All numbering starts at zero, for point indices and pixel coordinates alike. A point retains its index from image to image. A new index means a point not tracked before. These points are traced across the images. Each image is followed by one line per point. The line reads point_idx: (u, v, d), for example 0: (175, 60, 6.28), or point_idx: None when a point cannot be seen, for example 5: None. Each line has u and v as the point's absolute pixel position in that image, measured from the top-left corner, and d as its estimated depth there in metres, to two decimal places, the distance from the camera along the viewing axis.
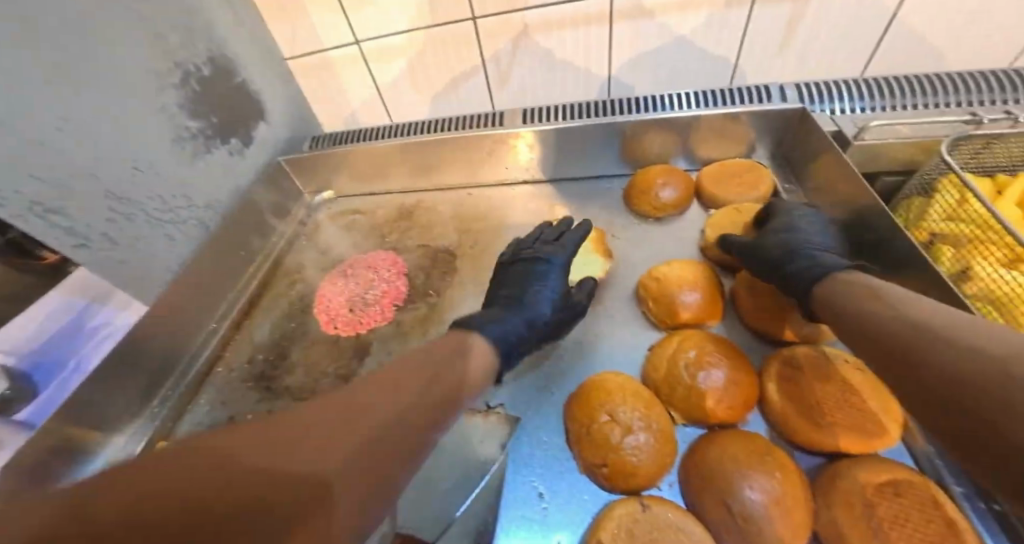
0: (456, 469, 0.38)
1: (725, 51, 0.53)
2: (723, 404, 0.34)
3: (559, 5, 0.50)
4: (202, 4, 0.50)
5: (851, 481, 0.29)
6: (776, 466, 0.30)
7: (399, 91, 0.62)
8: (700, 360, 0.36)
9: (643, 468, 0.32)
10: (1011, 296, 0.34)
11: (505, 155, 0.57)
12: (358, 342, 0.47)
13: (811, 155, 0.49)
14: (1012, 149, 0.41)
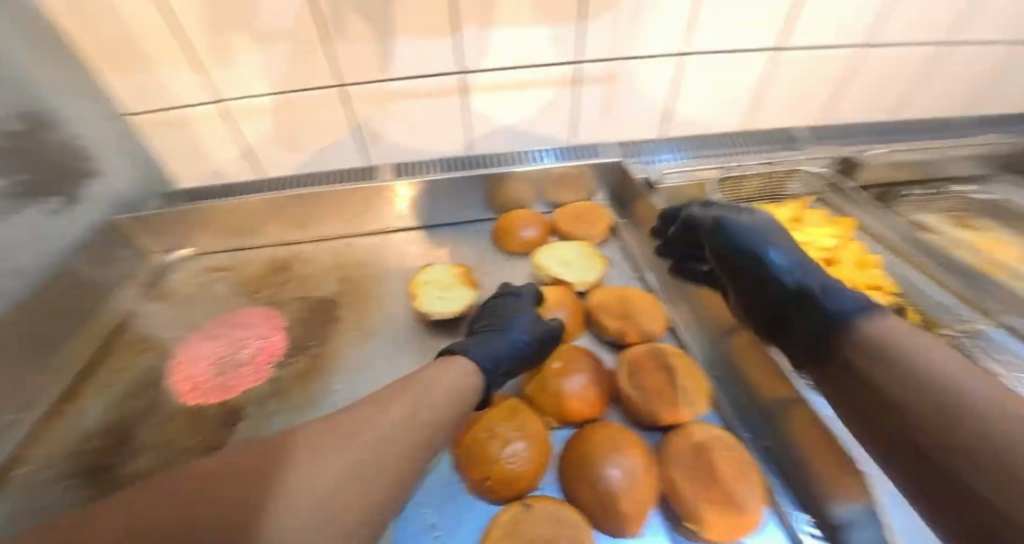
0: None
1: (556, 119, 0.68)
2: (585, 404, 0.40)
3: (417, 80, 0.60)
4: (10, 56, 0.46)
5: (679, 446, 0.36)
6: (628, 446, 0.36)
7: (267, 148, 0.61)
8: (564, 369, 0.41)
9: (525, 473, 0.35)
10: None
11: (384, 205, 0.60)
12: (226, 407, 0.42)
13: (631, 198, 0.61)
14: (751, 185, 0.60)
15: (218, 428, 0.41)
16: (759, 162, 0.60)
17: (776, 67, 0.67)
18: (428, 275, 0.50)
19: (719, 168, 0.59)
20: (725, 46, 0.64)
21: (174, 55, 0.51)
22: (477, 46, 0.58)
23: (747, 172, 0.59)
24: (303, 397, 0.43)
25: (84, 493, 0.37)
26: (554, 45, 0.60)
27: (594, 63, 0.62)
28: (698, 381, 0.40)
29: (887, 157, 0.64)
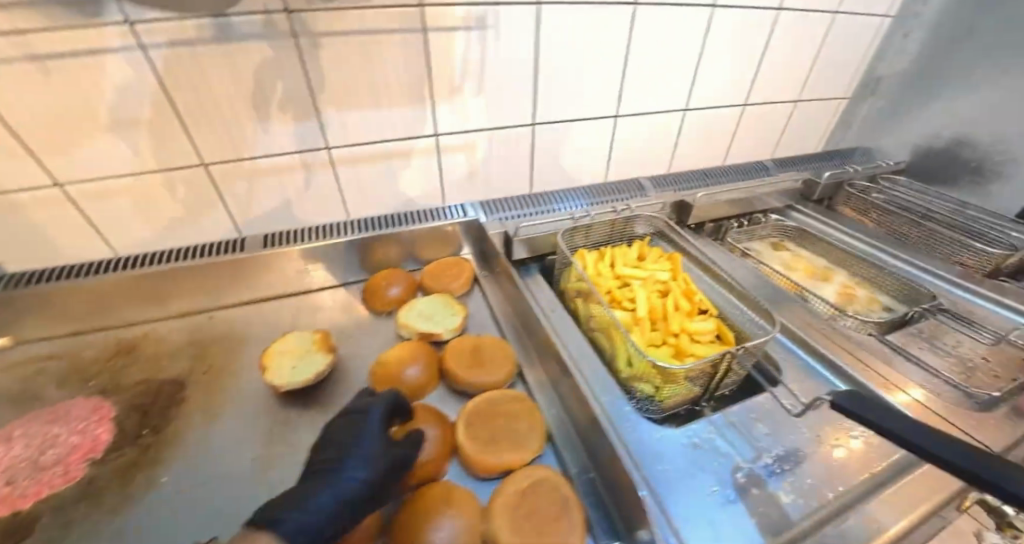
0: None
1: (429, 183, 0.74)
2: (421, 465, 0.38)
3: (285, 155, 0.62)
4: None
5: (508, 495, 0.35)
6: (456, 504, 0.35)
7: (121, 226, 0.59)
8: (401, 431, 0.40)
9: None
10: (605, 327, 0.54)
11: (250, 276, 0.60)
12: (17, 521, 0.37)
13: (493, 253, 0.65)
14: (596, 232, 0.68)
15: None
16: (605, 213, 0.68)
17: (618, 128, 0.83)
18: (285, 343, 0.50)
19: (566, 221, 0.67)
20: (570, 116, 0.77)
21: (7, 148, 0.49)
22: (342, 123, 0.63)
23: (591, 222, 0.67)
24: (119, 496, 0.39)
25: None
26: (419, 119, 0.67)
27: (455, 135, 0.71)
28: (533, 424, 0.41)
29: (708, 200, 0.79)
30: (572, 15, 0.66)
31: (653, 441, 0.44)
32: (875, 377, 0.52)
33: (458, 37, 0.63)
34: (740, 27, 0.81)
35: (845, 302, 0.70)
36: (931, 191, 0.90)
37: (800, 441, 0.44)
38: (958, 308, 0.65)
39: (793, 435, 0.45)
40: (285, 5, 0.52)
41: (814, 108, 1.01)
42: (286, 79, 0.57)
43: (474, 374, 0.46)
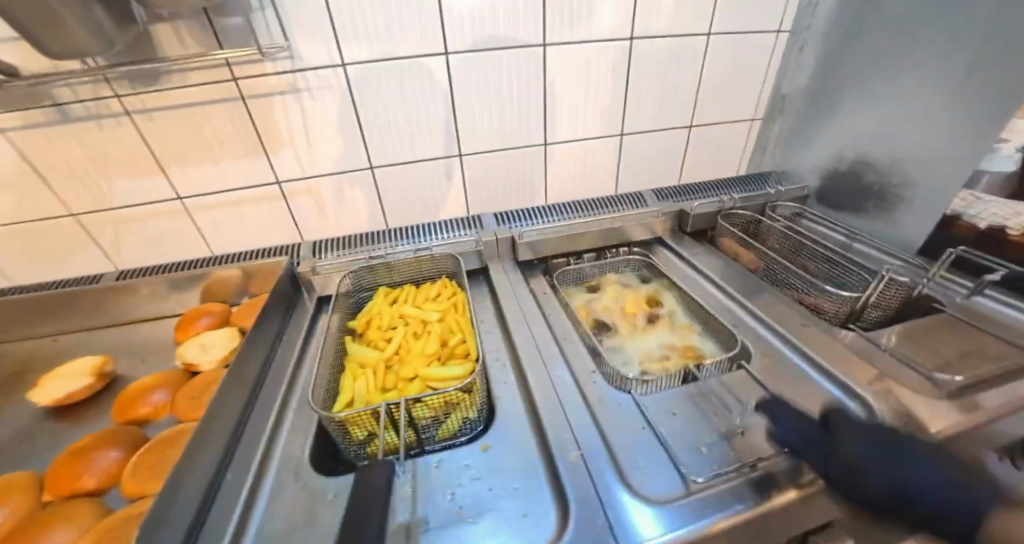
0: None
1: (282, 223, 0.83)
2: (87, 482, 0.44)
3: (140, 206, 0.75)
4: None
5: (116, 516, 0.40)
6: (79, 521, 0.40)
7: (16, 262, 0.75)
8: (94, 450, 0.47)
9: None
10: (349, 366, 0.58)
11: (94, 306, 0.71)
12: None
13: (304, 287, 0.73)
14: (403, 269, 0.73)
15: None
16: (408, 252, 0.74)
17: (468, 166, 0.87)
18: (69, 365, 0.59)
19: (368, 257, 0.74)
20: (412, 158, 0.83)
21: None
22: (188, 177, 0.74)
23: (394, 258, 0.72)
24: None
25: None
26: (257, 169, 0.76)
27: (296, 181, 0.79)
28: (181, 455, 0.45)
29: (539, 235, 0.78)
30: (387, 73, 0.73)
31: (310, 490, 0.43)
32: (600, 433, 0.45)
33: (279, 101, 0.71)
34: (588, 61, 0.81)
35: (648, 361, 0.62)
36: (818, 231, 0.85)
37: (497, 500, 0.40)
38: (766, 360, 0.56)
39: (478, 496, 0.41)
40: (116, 92, 0.65)
41: (710, 131, 0.97)
42: (129, 146, 0.69)
43: (191, 405, 0.52)
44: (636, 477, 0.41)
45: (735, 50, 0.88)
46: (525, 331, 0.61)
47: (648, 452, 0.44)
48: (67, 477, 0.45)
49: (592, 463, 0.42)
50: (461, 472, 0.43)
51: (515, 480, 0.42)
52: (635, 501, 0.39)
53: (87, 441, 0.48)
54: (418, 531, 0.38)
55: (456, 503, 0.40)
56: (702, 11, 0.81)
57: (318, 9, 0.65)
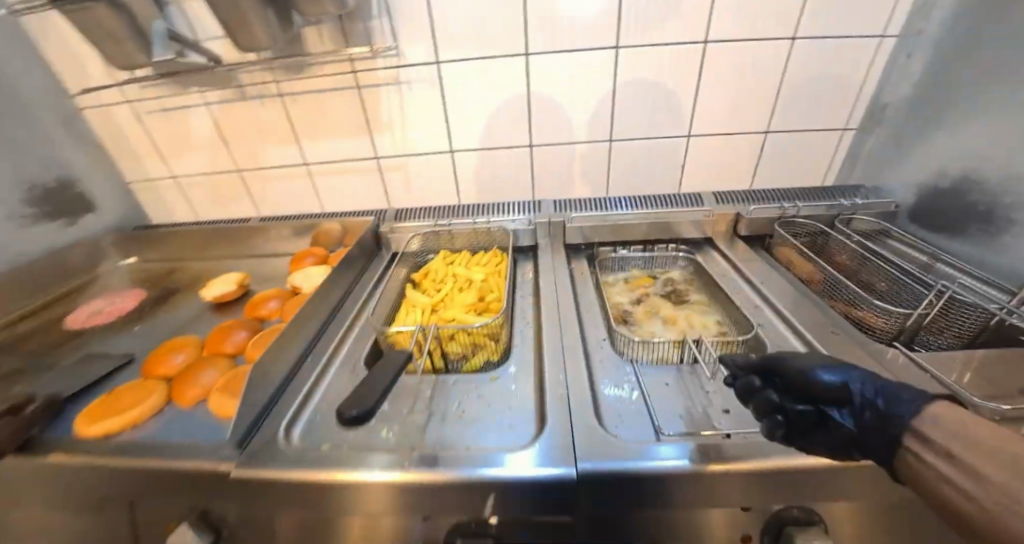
0: (67, 376, 0.60)
1: (376, 192, 1.01)
2: (227, 347, 0.63)
3: (280, 169, 0.97)
4: (63, 154, 0.87)
5: (242, 370, 0.57)
6: (221, 371, 0.59)
7: (198, 204, 1.01)
8: (233, 330, 0.66)
9: (136, 408, 0.53)
10: (403, 305, 0.72)
11: (242, 240, 0.94)
12: (72, 333, 0.71)
13: (383, 244, 0.89)
14: (462, 238, 0.85)
15: (60, 341, 0.70)
16: (468, 224, 0.85)
17: (534, 157, 0.95)
18: (223, 278, 0.80)
19: (435, 224, 0.88)
20: (485, 145, 0.93)
21: (153, 156, 0.94)
22: (314, 148, 0.95)
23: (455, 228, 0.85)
24: (113, 327, 0.72)
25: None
26: (362, 145, 0.94)
27: (392, 157, 0.96)
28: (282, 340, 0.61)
29: (585, 222, 0.85)
30: (470, 70, 0.85)
31: None
32: (589, 383, 0.52)
33: (384, 90, 0.88)
34: (657, 62, 0.84)
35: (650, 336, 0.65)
36: (904, 251, 0.77)
37: (493, 415, 0.49)
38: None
39: (485, 410, 0.50)
40: (275, 80, 0.87)
41: (790, 139, 0.92)
42: (278, 122, 0.92)
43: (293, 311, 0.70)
44: (614, 421, 0.47)
45: (825, 55, 0.83)
46: (551, 300, 0.68)
47: (632, 407, 0.49)
48: (216, 343, 0.64)
49: (586, 403, 0.49)
50: (475, 392, 0.53)
51: (517, 405, 0.51)
52: (616, 437, 0.45)
53: (230, 324, 0.68)
54: (435, 423, 0.49)
55: (460, 411, 0.50)
56: (787, 15, 0.79)
57: (422, 15, 0.80)
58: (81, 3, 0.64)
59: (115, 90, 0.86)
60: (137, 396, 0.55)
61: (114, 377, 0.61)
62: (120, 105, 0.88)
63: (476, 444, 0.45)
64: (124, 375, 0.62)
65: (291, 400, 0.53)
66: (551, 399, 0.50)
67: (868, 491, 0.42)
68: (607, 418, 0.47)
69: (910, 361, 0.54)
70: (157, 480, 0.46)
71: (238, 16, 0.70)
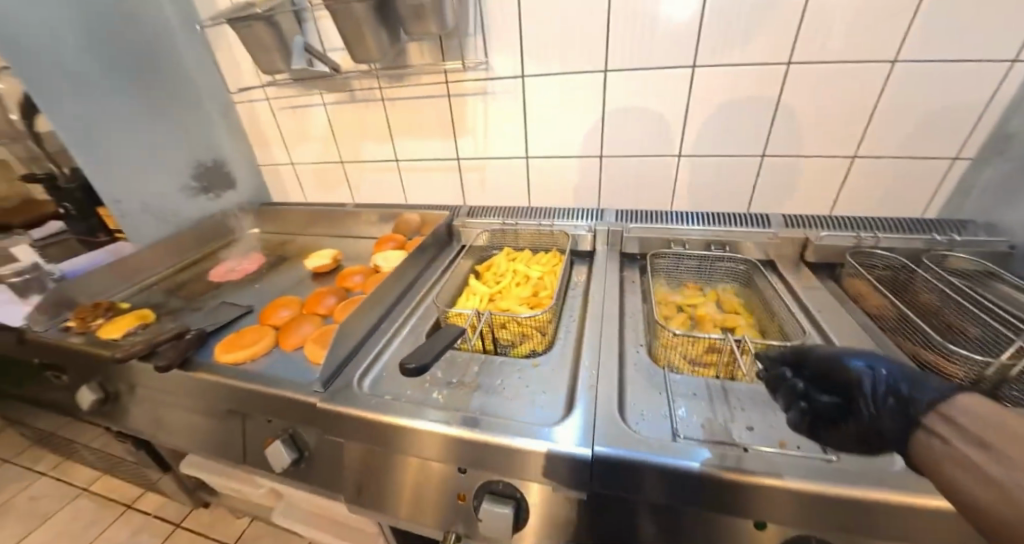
0: (208, 315, 0.78)
1: (454, 190, 1.11)
2: (321, 309, 0.77)
3: (376, 163, 1.12)
4: (218, 140, 1.10)
5: (331, 328, 0.70)
6: (316, 327, 0.72)
7: (309, 188, 1.20)
8: (327, 296, 0.79)
9: (255, 345, 0.67)
10: (463, 292, 0.81)
11: (339, 222, 1.10)
12: (212, 283, 0.91)
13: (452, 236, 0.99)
14: (524, 238, 0.92)
15: (204, 288, 0.90)
16: (534, 224, 0.92)
17: (601, 168, 0.98)
18: (323, 252, 0.96)
19: (501, 222, 0.95)
20: (556, 154, 0.98)
21: (280, 146, 1.14)
22: (405, 147, 1.08)
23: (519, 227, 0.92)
24: (240, 282, 0.91)
25: (155, 293, 0.89)
26: (446, 146, 1.05)
27: (471, 159, 1.05)
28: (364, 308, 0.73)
29: (645, 233, 0.87)
30: (551, 83, 0.91)
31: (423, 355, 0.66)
32: (619, 381, 0.56)
33: (471, 100, 0.97)
34: (738, 80, 0.83)
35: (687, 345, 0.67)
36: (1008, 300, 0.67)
37: (526, 395, 0.56)
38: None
39: (520, 392, 0.57)
40: (380, 86, 1.00)
41: (886, 165, 0.84)
42: (378, 122, 1.06)
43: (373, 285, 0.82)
44: (638, 418, 0.51)
45: (936, 77, 0.75)
46: (597, 303, 0.73)
47: (656, 407, 0.53)
48: (313, 304, 0.78)
49: (611, 400, 0.53)
50: (514, 375, 0.60)
51: (548, 392, 0.57)
52: (632, 433, 0.49)
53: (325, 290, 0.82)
54: (475, 397, 0.56)
55: (500, 387, 0.58)
56: (891, 36, 0.73)
57: (511, 36, 0.88)
58: (248, 21, 0.83)
59: (259, 91, 1.06)
60: (256, 336, 0.70)
61: (240, 320, 0.78)
62: (261, 102, 1.08)
63: (509, 417, 0.53)
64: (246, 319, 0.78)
65: (363, 359, 0.64)
66: (580, 391, 0.55)
67: (890, 533, 0.41)
68: (628, 416, 0.51)
69: None
70: (265, 401, 0.60)
71: (357, 34, 0.84)
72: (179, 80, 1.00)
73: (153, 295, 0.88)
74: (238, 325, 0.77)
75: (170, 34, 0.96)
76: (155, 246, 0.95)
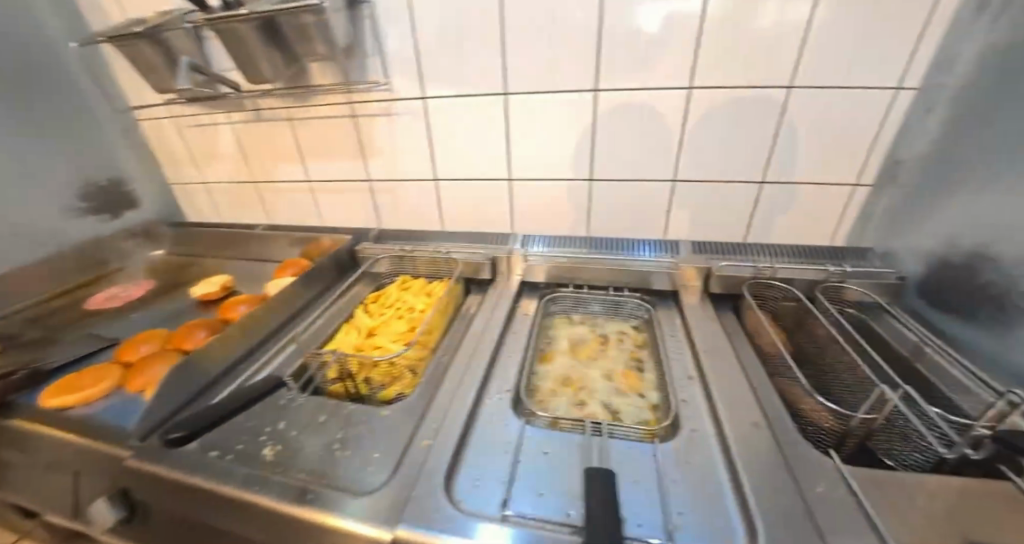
0: (58, 352, 0.71)
1: (369, 213, 1.06)
2: (185, 344, 0.71)
3: (287, 183, 1.07)
4: (115, 159, 1.03)
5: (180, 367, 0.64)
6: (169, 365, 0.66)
7: (221, 209, 1.14)
8: (196, 329, 0.73)
9: (89, 388, 0.61)
10: (344, 326, 0.76)
11: (245, 246, 1.04)
12: (83, 313, 0.84)
13: (354, 260, 0.95)
14: (426, 266, 0.87)
15: (73, 319, 0.83)
16: (429, 252, 0.88)
17: (510, 192, 0.94)
18: (213, 279, 0.89)
19: (403, 248, 0.91)
20: (466, 176, 0.94)
21: (188, 165, 1.09)
22: (316, 167, 1.03)
23: (419, 255, 0.87)
24: (113, 313, 0.84)
25: (17, 324, 0.82)
26: (356, 167, 1.01)
27: (383, 180, 1.00)
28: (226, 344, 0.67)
29: (547, 261, 0.82)
30: (455, 105, 0.87)
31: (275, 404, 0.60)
32: (460, 437, 0.51)
33: (377, 120, 0.93)
34: (639, 107, 0.80)
35: (555, 393, 0.61)
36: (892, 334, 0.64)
37: (364, 458, 0.51)
38: (683, 451, 0.49)
39: (354, 452, 0.52)
40: (285, 106, 0.96)
41: (794, 192, 0.81)
42: (286, 141, 1.01)
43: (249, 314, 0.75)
44: (464, 484, 0.46)
45: (834, 105, 0.72)
46: (478, 339, 0.68)
47: (492, 469, 0.47)
48: (178, 340, 0.71)
49: (446, 465, 0.47)
50: (356, 432, 0.55)
51: (382, 451, 0.52)
52: (452, 508, 0.42)
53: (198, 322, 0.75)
54: (302, 456, 0.52)
55: (337, 445, 0.54)
56: (786, 63, 0.71)
57: (410, 55, 0.84)
58: (130, 39, 0.78)
59: (162, 109, 1.01)
60: (96, 377, 0.63)
61: (97, 355, 0.71)
62: (165, 120, 1.02)
63: (336, 485, 0.48)
64: (104, 355, 0.72)
65: (194, 412, 0.59)
66: (419, 455, 0.50)
67: None
68: (462, 486, 0.45)
69: (835, 477, 0.45)
70: (78, 456, 0.54)
71: (247, 55, 0.80)
72: (67, 94, 0.95)
73: (13, 327, 0.81)
74: (90, 361, 0.70)
75: (54, 47, 0.93)
76: (27, 272, 0.88)
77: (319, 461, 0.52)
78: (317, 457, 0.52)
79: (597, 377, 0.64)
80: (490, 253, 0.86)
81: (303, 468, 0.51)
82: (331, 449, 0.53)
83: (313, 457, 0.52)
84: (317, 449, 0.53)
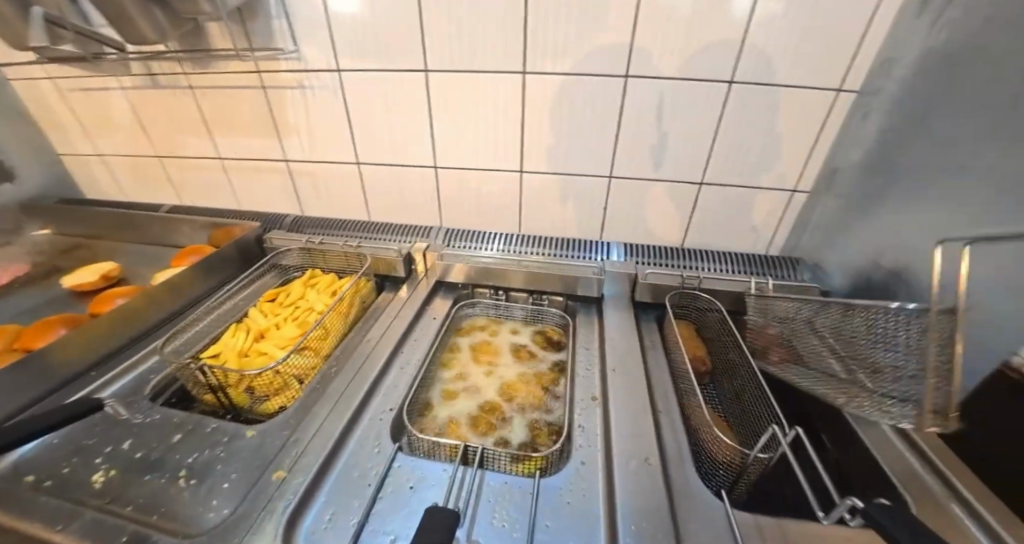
0: None
1: (289, 197, 0.97)
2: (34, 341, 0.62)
3: (193, 159, 0.96)
4: None
5: None
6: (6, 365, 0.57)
7: (124, 186, 1.03)
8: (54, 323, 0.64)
9: None
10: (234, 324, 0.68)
11: (141, 231, 0.93)
12: None
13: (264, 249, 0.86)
14: (338, 260, 0.80)
15: None
16: (343, 245, 0.80)
17: (438, 181, 0.87)
18: (94, 266, 0.79)
19: (315, 239, 0.83)
20: (389, 161, 0.86)
21: (78, 133, 0.96)
22: (224, 142, 0.92)
23: (331, 248, 0.79)
24: None
25: None
26: (269, 146, 0.91)
27: (299, 160, 0.91)
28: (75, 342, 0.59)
29: (465, 261, 0.76)
30: (372, 80, 0.78)
31: (124, 420, 0.53)
32: (319, 467, 0.46)
33: (287, 93, 0.83)
34: (571, 96, 0.73)
35: (448, 411, 0.58)
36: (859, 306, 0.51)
37: (212, 488, 0.46)
38: (567, 488, 0.45)
39: (202, 482, 0.46)
40: (184, 71, 0.84)
41: (730, 195, 0.77)
42: (188, 112, 0.89)
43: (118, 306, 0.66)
44: (311, 527, 0.41)
45: (769, 106, 0.67)
46: (378, 347, 0.63)
47: (348, 508, 0.43)
48: (28, 336, 0.63)
49: (298, 502, 0.43)
50: (211, 455, 0.49)
51: (235, 480, 0.47)
52: None
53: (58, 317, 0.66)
54: (141, 485, 0.46)
55: (183, 472, 0.47)
56: (722, 59, 0.65)
57: (318, 21, 0.74)
58: None
59: (38, 67, 0.88)
60: None
61: None
62: (45, 80, 0.90)
63: (171, 523, 0.43)
64: None
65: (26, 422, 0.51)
66: (271, 486, 0.45)
67: None
68: (309, 529, 0.41)
69: (713, 519, 0.42)
70: None
71: (118, 11, 0.68)
72: None
73: None
74: None
75: None
76: None
77: (157, 492, 0.46)
78: (156, 487, 0.46)
79: (500, 392, 0.61)
80: (408, 248, 0.79)
81: (136, 501, 0.45)
82: (174, 476, 0.47)
83: (153, 486, 0.46)
84: (160, 475, 0.47)
